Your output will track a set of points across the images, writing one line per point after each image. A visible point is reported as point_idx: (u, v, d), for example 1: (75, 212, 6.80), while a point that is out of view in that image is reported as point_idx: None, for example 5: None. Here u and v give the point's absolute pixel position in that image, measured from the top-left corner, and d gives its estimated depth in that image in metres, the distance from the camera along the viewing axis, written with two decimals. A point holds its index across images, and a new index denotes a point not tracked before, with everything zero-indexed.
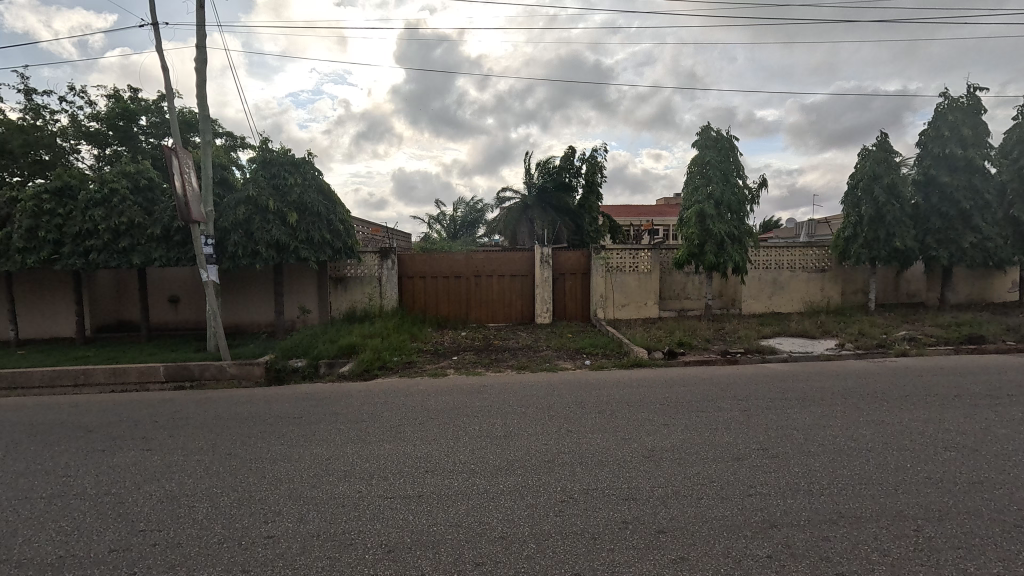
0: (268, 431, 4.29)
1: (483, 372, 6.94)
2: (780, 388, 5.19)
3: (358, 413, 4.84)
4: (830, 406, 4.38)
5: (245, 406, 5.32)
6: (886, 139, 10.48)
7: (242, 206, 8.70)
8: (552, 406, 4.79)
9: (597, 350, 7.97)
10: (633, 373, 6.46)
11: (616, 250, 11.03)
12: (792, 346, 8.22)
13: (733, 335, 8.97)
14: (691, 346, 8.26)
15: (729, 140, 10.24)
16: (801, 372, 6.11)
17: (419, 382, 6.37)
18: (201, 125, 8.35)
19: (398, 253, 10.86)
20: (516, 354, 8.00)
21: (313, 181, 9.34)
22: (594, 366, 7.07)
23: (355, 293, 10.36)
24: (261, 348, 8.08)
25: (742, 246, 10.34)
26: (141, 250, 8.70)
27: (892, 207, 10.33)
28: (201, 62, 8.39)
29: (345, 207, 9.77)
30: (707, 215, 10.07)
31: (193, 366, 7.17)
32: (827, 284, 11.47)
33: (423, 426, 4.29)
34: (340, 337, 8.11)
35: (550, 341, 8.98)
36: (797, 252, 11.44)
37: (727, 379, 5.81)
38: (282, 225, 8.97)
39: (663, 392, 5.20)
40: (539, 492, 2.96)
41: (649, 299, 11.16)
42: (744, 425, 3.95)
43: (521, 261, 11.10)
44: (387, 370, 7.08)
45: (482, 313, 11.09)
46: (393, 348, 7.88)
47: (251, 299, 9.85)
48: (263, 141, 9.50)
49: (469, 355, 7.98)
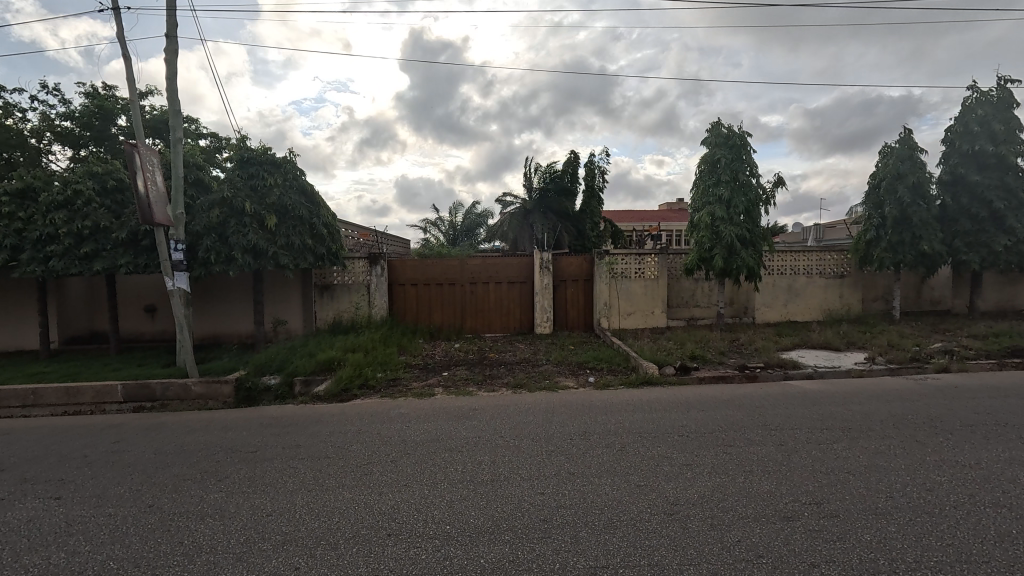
0: (211, 472, 3.59)
1: (475, 391, 6.22)
2: (817, 414, 4.45)
3: (323, 445, 4.14)
4: (884, 441, 3.66)
5: (197, 435, 4.62)
6: (910, 135, 9.78)
7: (216, 208, 8.04)
8: (550, 438, 4.05)
9: (603, 366, 7.21)
10: (644, 394, 5.71)
11: (621, 255, 10.31)
12: (816, 359, 7.49)
13: (749, 347, 8.23)
14: (704, 359, 7.55)
15: (742, 137, 9.49)
16: (835, 393, 5.36)
17: (402, 404, 5.66)
18: (172, 121, 7.70)
19: (389, 259, 10.18)
20: (513, 370, 7.27)
21: (294, 182, 8.68)
22: (598, 385, 6.31)
23: (342, 302, 9.68)
24: (234, 363, 7.39)
25: (756, 250, 9.60)
26: (107, 257, 8.03)
27: (917, 208, 9.61)
28: (171, 52, 7.78)
29: (329, 210, 9.11)
30: (716, 217, 9.36)
31: (154, 385, 6.48)
32: (847, 290, 10.74)
33: (396, 467, 3.58)
34: (321, 351, 7.42)
35: (550, 353, 8.27)
36: (814, 257, 10.71)
37: (753, 402, 5.06)
38: (260, 229, 8.31)
39: (680, 420, 4.45)
40: (531, 572, 2.25)
41: (656, 307, 10.43)
42: (785, 469, 3.22)
43: (519, 267, 10.41)
44: (368, 389, 6.37)
45: (478, 322, 10.39)
46: (378, 363, 7.18)
47: (229, 309, 9.18)
48: (242, 139, 8.85)
49: (461, 371, 7.26)
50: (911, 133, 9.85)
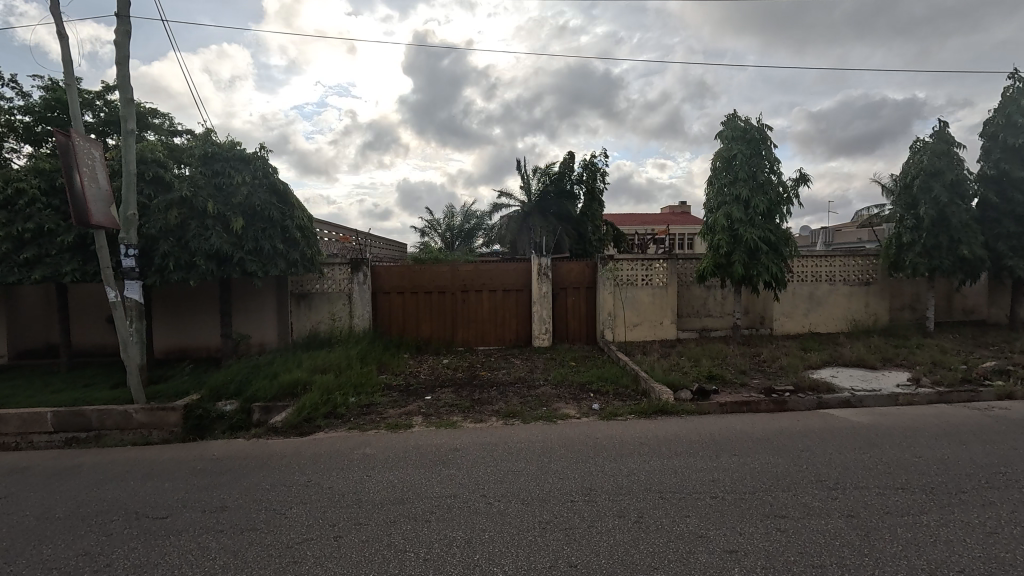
0: (90, 559, 2.67)
1: (459, 422, 5.30)
2: (881, 464, 3.53)
3: (256, 510, 3.22)
4: (992, 515, 2.74)
5: (109, 487, 3.71)
6: (946, 129, 8.85)
7: (175, 208, 7.16)
8: (544, 501, 3.15)
9: (609, 390, 6.29)
10: (658, 429, 4.77)
11: (626, 261, 9.41)
12: (852, 380, 6.58)
13: (773, 365, 7.32)
14: (724, 380, 6.65)
15: (761, 130, 8.55)
16: (890, 429, 4.45)
17: (370, 441, 4.74)
18: (123, 111, 6.85)
19: (372, 264, 9.29)
20: (506, 393, 6.35)
21: (264, 179, 7.80)
22: (605, 415, 5.38)
23: (320, 312, 8.81)
24: (190, 384, 6.50)
25: (778, 255, 8.68)
26: (49, 263, 7.14)
27: (956, 209, 8.69)
28: (123, 34, 6.94)
29: (304, 211, 8.23)
30: (733, 219, 8.46)
31: (89, 412, 5.59)
32: (873, 299, 9.83)
33: (339, 551, 2.67)
34: (288, 371, 6.51)
35: (550, 372, 7.36)
36: (838, 262, 9.79)
37: (793, 442, 4.13)
38: (225, 232, 7.44)
39: (709, 472, 3.54)
40: None
41: (666, 317, 9.53)
42: (871, 568, 2.30)
43: (515, 274, 9.52)
44: (336, 419, 5.47)
45: (470, 334, 9.49)
46: (352, 386, 6.30)
47: (195, 321, 8.30)
48: (207, 132, 7.99)
49: (447, 394, 6.35)
50: (947, 126, 8.93)
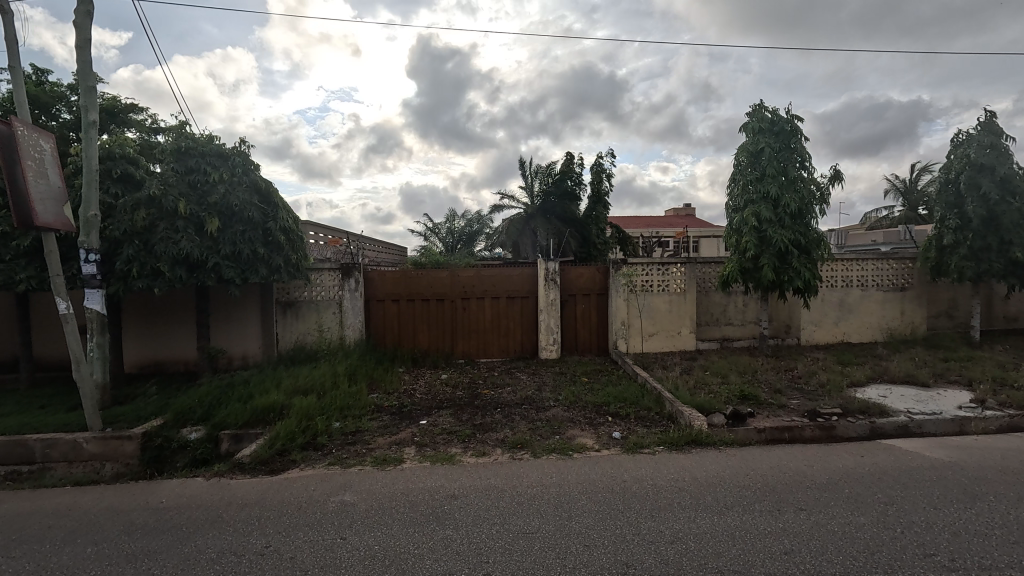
0: None
1: (457, 455, 4.53)
2: (999, 530, 2.75)
3: None
4: None
5: (17, 555, 2.95)
6: (994, 120, 8.10)
7: (141, 208, 6.43)
8: None
9: (629, 415, 5.50)
10: (695, 468, 3.98)
11: (640, 266, 8.65)
12: (905, 400, 5.79)
13: (810, 382, 6.52)
14: (758, 401, 5.86)
15: (791, 121, 7.76)
16: (981, 470, 3.66)
17: (352, 483, 3.96)
18: (84, 101, 6.14)
19: (365, 269, 8.53)
20: (512, 416, 5.59)
21: (243, 177, 7.05)
22: (628, 446, 4.60)
23: (307, 322, 8.06)
24: (155, 407, 5.74)
25: (810, 258, 7.88)
26: (2, 270, 6.40)
27: (1007, 207, 7.92)
28: (84, 14, 6.21)
29: (289, 211, 7.47)
30: (762, 219, 7.66)
31: (33, 443, 4.84)
32: (909, 306, 9.05)
33: None
34: (265, 392, 5.74)
35: (560, 390, 6.59)
36: (871, 266, 8.99)
37: (870, 491, 3.34)
38: (198, 235, 6.70)
39: (778, 540, 2.74)
40: None
41: (684, 327, 8.75)
42: None
43: (520, 280, 8.76)
44: (315, 449, 4.71)
45: (470, 345, 8.74)
46: (337, 409, 5.54)
47: (170, 331, 7.55)
48: (182, 125, 7.26)
49: (445, 417, 5.60)
50: (995, 116, 8.17)
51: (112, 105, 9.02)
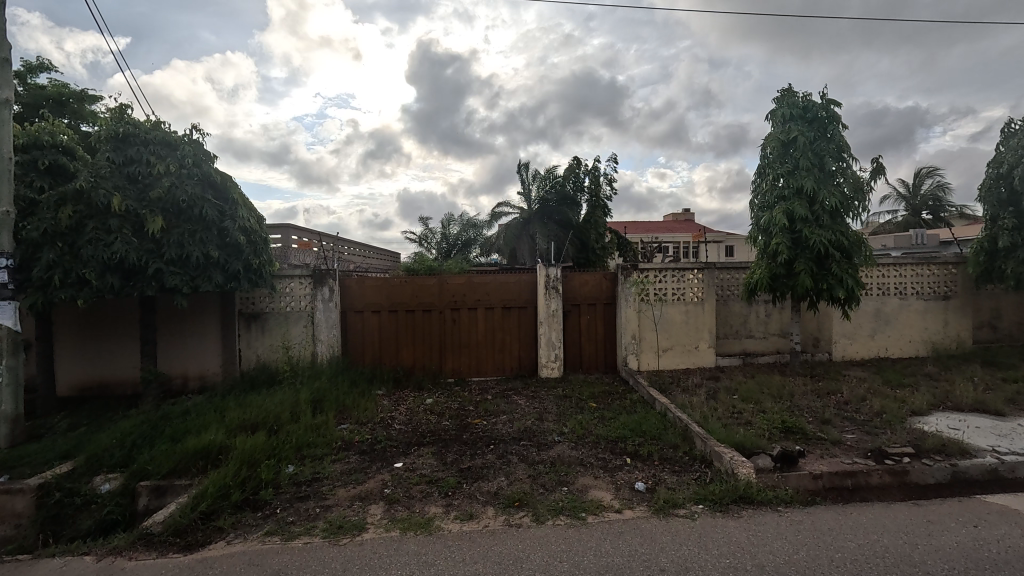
0: None
1: (436, 519, 3.48)
2: None
3: None
4: None
5: None
6: None
7: (67, 205, 5.40)
8: None
9: (652, 455, 4.47)
10: (756, 545, 2.94)
11: (653, 272, 7.64)
12: (985, 435, 4.76)
13: (861, 410, 5.50)
14: (805, 435, 4.84)
15: (827, 106, 6.78)
16: None
17: (289, 571, 2.89)
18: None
19: (341, 276, 7.50)
20: (507, 456, 4.55)
21: (193, 168, 6.00)
22: (658, 503, 3.57)
23: (272, 337, 7.01)
24: (71, 446, 4.67)
25: (851, 263, 6.89)
26: None
27: None
28: None
29: (249, 209, 6.43)
30: (795, 218, 6.67)
31: None
32: (953, 318, 8.05)
33: None
34: (206, 429, 4.68)
35: (565, 419, 5.56)
36: (912, 271, 7.99)
37: None
38: (137, 236, 5.67)
39: None
40: None
41: (702, 340, 7.74)
42: None
43: (518, 288, 7.74)
44: (253, 509, 3.65)
45: (460, 362, 7.71)
46: (293, 449, 4.50)
47: (112, 348, 6.50)
48: (123, 109, 6.20)
49: (426, 458, 4.56)
50: None
51: (58, 93, 7.94)
